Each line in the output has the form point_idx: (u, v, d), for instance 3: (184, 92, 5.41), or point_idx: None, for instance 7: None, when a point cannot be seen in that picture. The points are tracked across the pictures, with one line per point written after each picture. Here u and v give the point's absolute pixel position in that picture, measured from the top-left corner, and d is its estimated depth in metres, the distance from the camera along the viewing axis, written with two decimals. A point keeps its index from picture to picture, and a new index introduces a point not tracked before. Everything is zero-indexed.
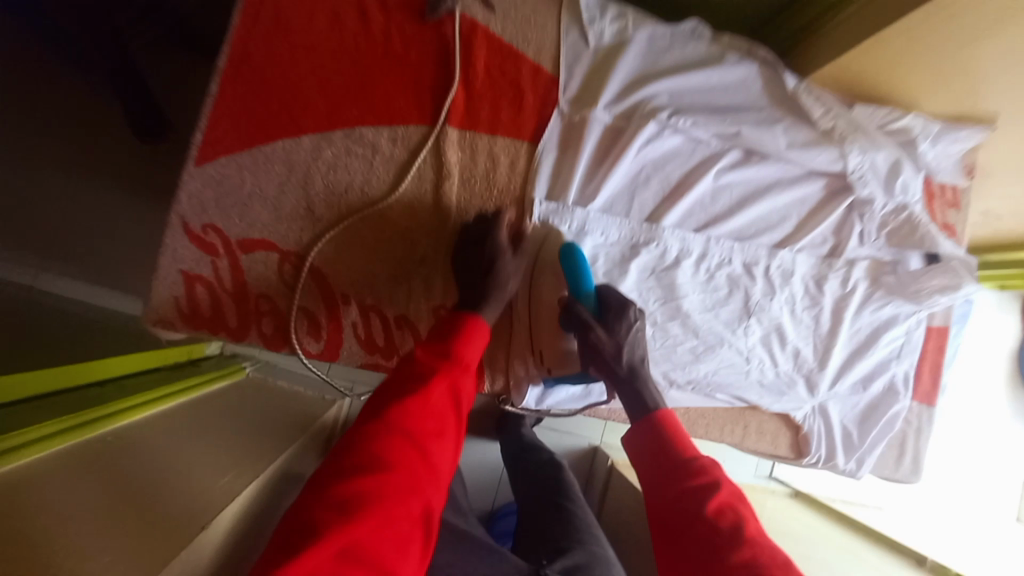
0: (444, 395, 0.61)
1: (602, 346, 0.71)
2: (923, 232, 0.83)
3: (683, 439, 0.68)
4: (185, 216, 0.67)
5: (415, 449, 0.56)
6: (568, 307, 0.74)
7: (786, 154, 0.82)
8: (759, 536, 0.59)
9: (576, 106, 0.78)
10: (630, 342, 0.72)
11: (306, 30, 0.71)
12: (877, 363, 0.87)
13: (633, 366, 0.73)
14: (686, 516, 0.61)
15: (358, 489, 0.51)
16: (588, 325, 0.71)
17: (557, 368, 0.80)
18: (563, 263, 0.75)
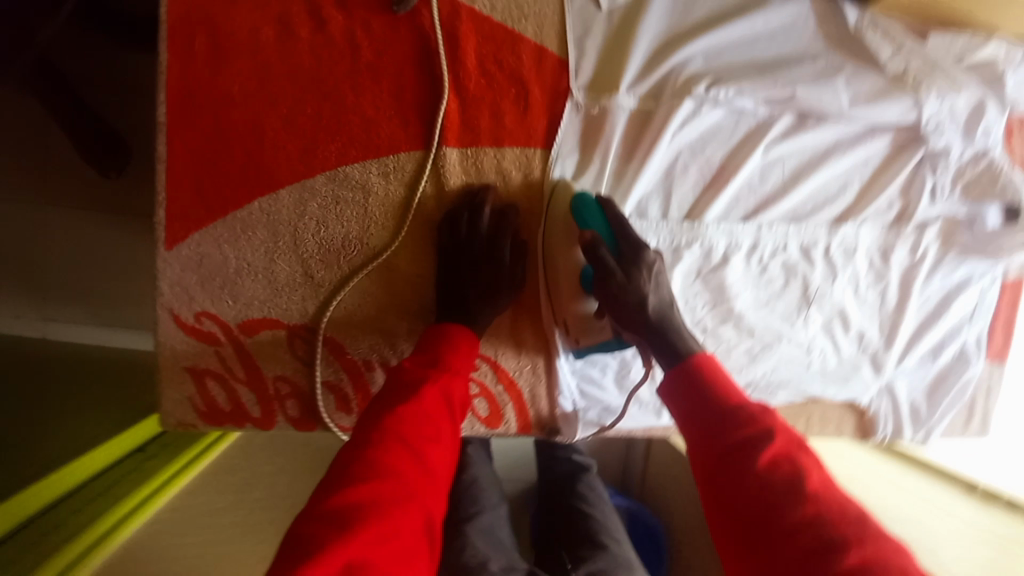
0: (436, 401, 0.57)
1: (629, 290, 0.59)
2: (1006, 181, 0.71)
3: (721, 380, 0.55)
4: (173, 307, 0.61)
5: (411, 455, 0.51)
6: (590, 252, 0.59)
7: (850, 113, 0.68)
8: (828, 489, 0.46)
9: (593, 94, 0.64)
10: (656, 285, 0.61)
11: (254, 57, 0.58)
12: (946, 331, 0.80)
13: (661, 313, 0.61)
14: (735, 474, 0.49)
15: (351, 500, 0.45)
16: (609, 270, 0.59)
17: (584, 337, 0.66)
18: (576, 217, 0.62)
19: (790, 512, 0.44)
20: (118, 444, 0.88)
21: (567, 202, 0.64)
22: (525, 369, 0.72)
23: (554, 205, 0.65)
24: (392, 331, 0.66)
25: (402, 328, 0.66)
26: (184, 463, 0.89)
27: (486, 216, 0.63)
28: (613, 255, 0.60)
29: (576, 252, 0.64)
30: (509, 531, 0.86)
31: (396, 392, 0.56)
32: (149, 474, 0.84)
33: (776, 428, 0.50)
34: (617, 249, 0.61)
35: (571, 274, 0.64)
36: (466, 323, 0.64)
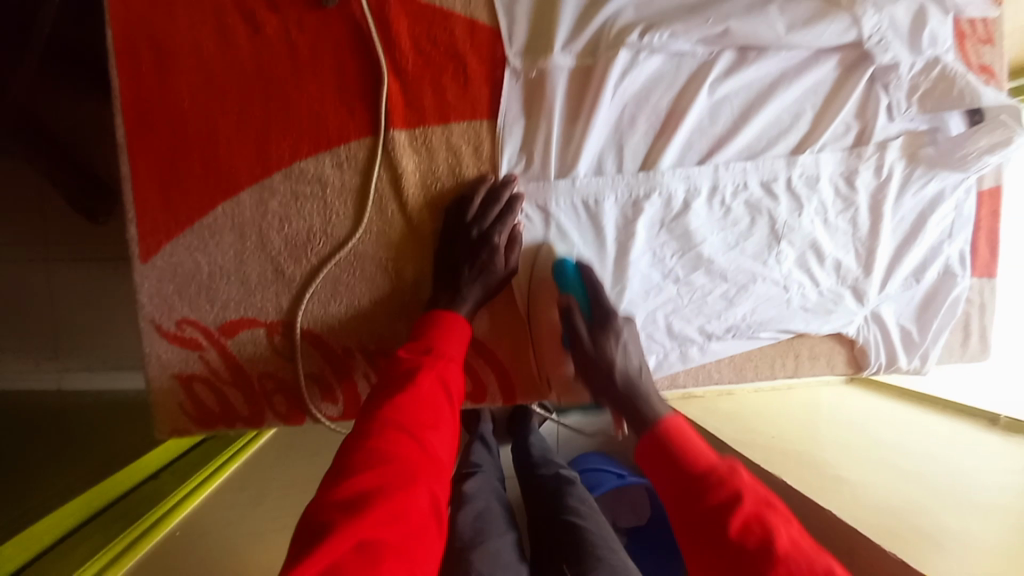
0: (435, 387, 0.60)
1: (599, 353, 0.71)
2: (962, 85, 0.70)
3: (692, 445, 0.62)
4: (154, 318, 0.64)
5: (413, 441, 0.54)
6: (566, 316, 0.72)
7: (788, 40, 0.68)
8: (798, 547, 0.50)
9: (529, 58, 0.66)
10: (625, 351, 0.72)
11: (198, 70, 0.61)
12: (928, 250, 0.80)
13: (628, 377, 0.72)
14: (713, 541, 0.53)
15: (358, 489, 0.48)
16: (581, 333, 0.72)
17: (564, 395, 0.78)
18: (557, 282, 0.71)
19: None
20: (124, 476, 0.88)
21: (550, 269, 0.72)
22: (505, 356, 0.76)
23: (537, 270, 0.72)
24: (368, 317, 0.68)
25: (377, 313, 0.68)
26: (180, 495, 0.87)
27: (474, 209, 0.66)
28: (587, 320, 0.72)
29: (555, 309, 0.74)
30: (518, 556, 0.82)
31: (392, 385, 0.59)
32: (146, 508, 0.83)
33: (747, 495, 0.55)
34: (591, 313, 0.71)
35: (553, 340, 0.75)
36: (451, 302, 0.66)
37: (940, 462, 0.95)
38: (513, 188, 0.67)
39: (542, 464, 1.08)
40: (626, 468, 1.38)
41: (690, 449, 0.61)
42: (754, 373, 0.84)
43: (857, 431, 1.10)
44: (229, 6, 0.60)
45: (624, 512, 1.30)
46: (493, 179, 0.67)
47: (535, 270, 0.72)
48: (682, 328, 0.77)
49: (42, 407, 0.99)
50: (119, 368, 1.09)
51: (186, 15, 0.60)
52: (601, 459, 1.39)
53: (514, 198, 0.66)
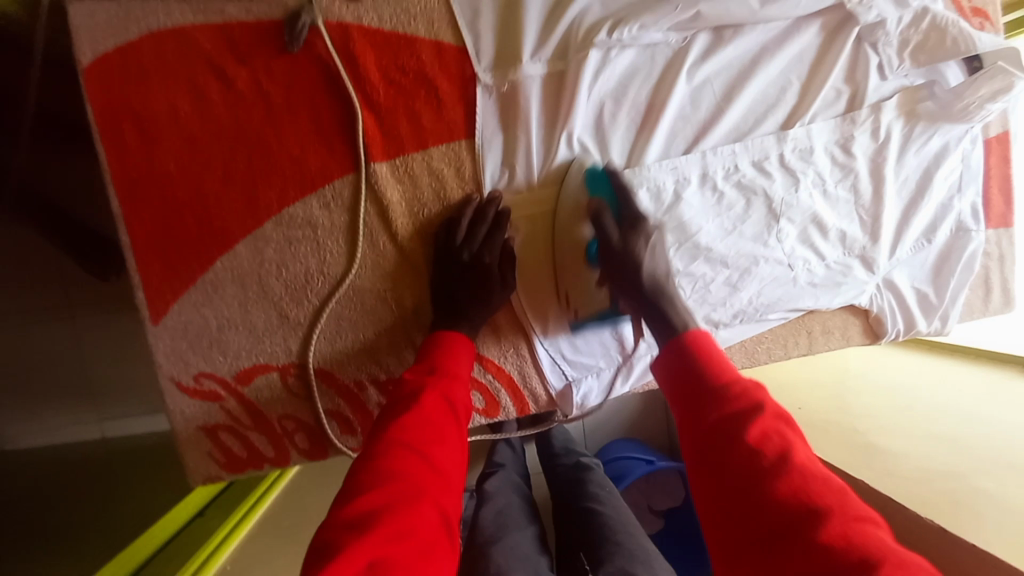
0: (439, 405, 0.60)
1: (628, 254, 0.68)
2: (956, 33, 0.66)
3: (714, 354, 0.62)
4: (173, 376, 0.66)
5: (419, 457, 0.54)
6: (595, 219, 0.68)
7: (763, 14, 0.65)
8: (812, 464, 0.49)
9: (499, 72, 0.65)
10: (652, 254, 0.69)
11: (178, 131, 0.62)
12: (937, 208, 0.77)
13: (656, 280, 0.69)
14: (725, 447, 0.52)
15: (367, 507, 0.48)
16: (611, 236, 0.68)
17: (580, 305, 0.73)
18: (591, 183, 0.68)
19: (770, 487, 0.47)
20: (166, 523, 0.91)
21: (578, 181, 0.68)
22: (513, 368, 0.76)
23: (568, 179, 0.68)
24: (374, 348, 0.69)
25: (383, 343, 0.69)
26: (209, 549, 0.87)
27: (461, 228, 0.66)
28: (617, 223, 0.68)
29: (582, 224, 0.70)
30: (537, 547, 0.83)
31: (399, 404, 0.59)
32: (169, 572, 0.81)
33: (765, 410, 0.54)
34: (620, 215, 0.68)
35: (578, 248, 0.70)
36: (452, 324, 0.68)
37: (977, 421, 0.91)
38: (499, 205, 0.67)
39: (564, 454, 1.12)
40: (655, 454, 1.38)
41: (710, 358, 0.61)
42: (766, 356, 0.83)
43: (886, 394, 1.07)
44: (200, 64, 0.61)
45: (657, 495, 1.30)
46: (478, 200, 0.67)
47: (566, 187, 0.68)
48: None
49: (85, 460, 1.06)
50: (138, 411, 1.13)
51: (160, 81, 0.61)
52: (630, 447, 1.39)
53: (502, 214, 0.66)
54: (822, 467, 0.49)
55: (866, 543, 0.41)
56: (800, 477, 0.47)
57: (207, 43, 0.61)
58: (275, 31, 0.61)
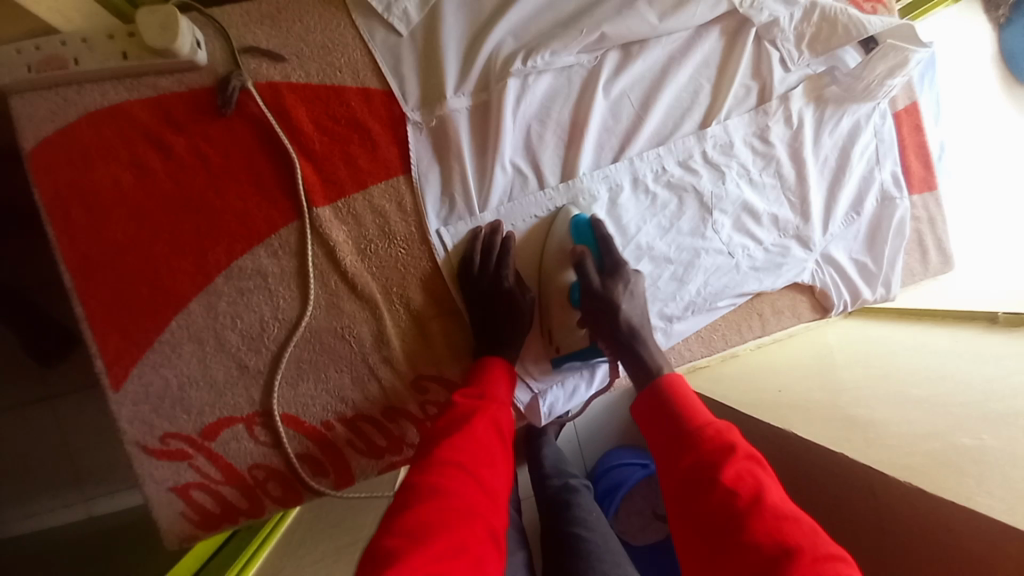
0: (488, 429, 0.64)
1: (606, 298, 0.69)
2: (845, 21, 0.72)
3: (688, 397, 0.66)
4: (138, 440, 0.66)
5: (468, 476, 0.58)
6: (578, 264, 0.69)
7: (664, 28, 0.71)
8: (788, 503, 0.52)
9: (426, 109, 0.69)
10: (630, 299, 0.70)
11: (123, 203, 0.64)
12: (860, 181, 0.81)
13: (632, 324, 0.70)
14: (701, 492, 0.56)
15: (423, 518, 0.51)
16: (592, 283, 0.69)
17: (564, 345, 0.75)
18: (574, 232, 0.71)
19: (743, 531, 0.50)
20: None
21: (566, 227, 0.72)
22: None
23: (555, 227, 0.73)
24: (338, 386, 0.70)
25: (346, 381, 0.70)
26: None
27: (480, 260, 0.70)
28: (598, 270, 0.70)
29: (566, 273, 0.73)
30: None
31: (450, 424, 0.63)
32: None
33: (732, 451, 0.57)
34: (602, 263, 0.71)
35: (562, 298, 0.74)
36: None
37: (943, 376, 0.94)
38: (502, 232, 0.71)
39: (553, 475, 1.10)
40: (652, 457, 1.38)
41: (684, 400, 0.65)
42: (724, 342, 0.86)
43: (859, 364, 1.11)
44: (138, 137, 0.64)
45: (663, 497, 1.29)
46: (483, 232, 0.71)
47: (550, 236, 0.73)
48: None
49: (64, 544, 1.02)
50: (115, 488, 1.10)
51: (103, 157, 0.64)
52: (627, 454, 1.38)
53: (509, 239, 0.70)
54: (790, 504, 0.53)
55: None
56: (773, 519, 0.50)
57: (144, 117, 0.64)
58: (209, 96, 0.65)
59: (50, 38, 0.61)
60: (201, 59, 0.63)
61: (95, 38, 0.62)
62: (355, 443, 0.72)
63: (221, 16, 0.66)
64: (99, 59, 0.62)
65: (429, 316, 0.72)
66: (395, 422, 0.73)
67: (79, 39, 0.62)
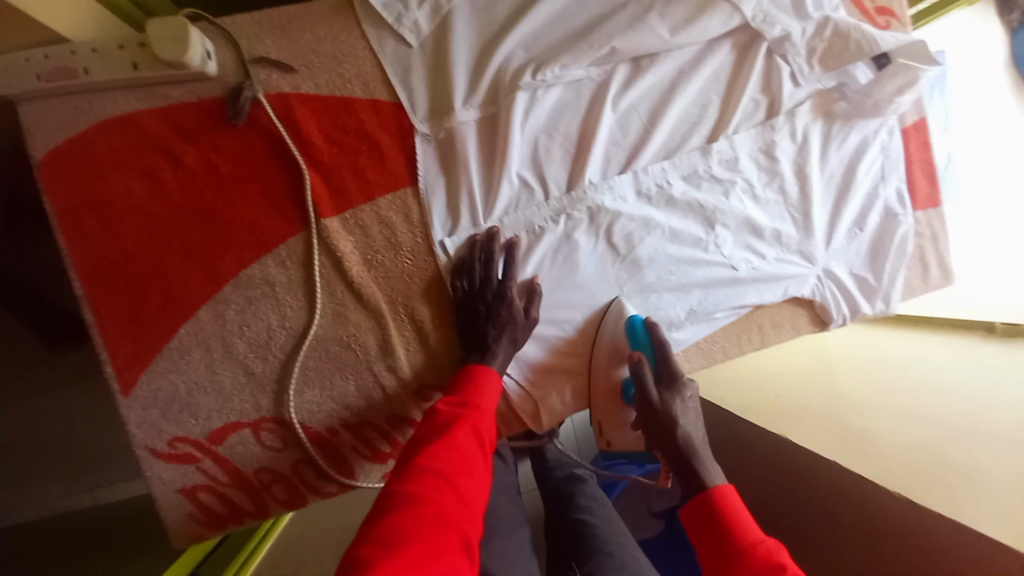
0: (468, 438, 0.61)
1: (662, 412, 0.72)
2: (858, 37, 0.71)
3: (736, 509, 0.65)
4: (147, 444, 0.68)
5: (446, 487, 0.55)
6: (635, 370, 0.72)
7: (675, 42, 0.70)
8: None
9: (435, 121, 0.69)
10: (685, 413, 0.72)
11: (134, 212, 0.65)
12: (865, 197, 0.83)
13: (690, 441, 0.71)
14: None
15: (395, 528, 0.49)
16: (647, 390, 0.72)
17: (613, 435, 0.83)
18: (628, 335, 0.74)
19: None
20: None
21: (621, 322, 0.76)
22: None
23: (608, 321, 0.76)
24: (343, 393, 0.71)
25: (350, 388, 0.71)
26: None
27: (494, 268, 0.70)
28: (655, 380, 0.73)
29: (622, 369, 0.78)
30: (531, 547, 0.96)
31: (431, 431, 0.62)
32: None
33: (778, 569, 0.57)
34: (657, 372, 0.74)
35: (615, 394, 0.79)
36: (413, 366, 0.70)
37: (945, 388, 0.96)
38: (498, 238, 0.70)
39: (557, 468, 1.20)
40: None
41: (732, 513, 0.64)
42: (723, 354, 0.85)
43: (858, 370, 1.12)
44: (149, 147, 0.64)
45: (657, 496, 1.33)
46: (480, 237, 0.70)
47: (605, 332, 0.77)
48: None
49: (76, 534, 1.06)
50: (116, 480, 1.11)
51: (114, 167, 0.64)
52: None
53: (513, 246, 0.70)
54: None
55: None
56: None
57: (155, 128, 0.64)
58: (219, 107, 0.65)
59: (61, 47, 0.61)
60: (211, 70, 0.64)
61: (105, 48, 0.62)
62: (358, 449, 0.74)
63: (231, 25, 0.66)
64: (110, 70, 0.62)
65: (433, 327, 0.73)
66: (397, 429, 0.74)
67: (89, 48, 0.62)
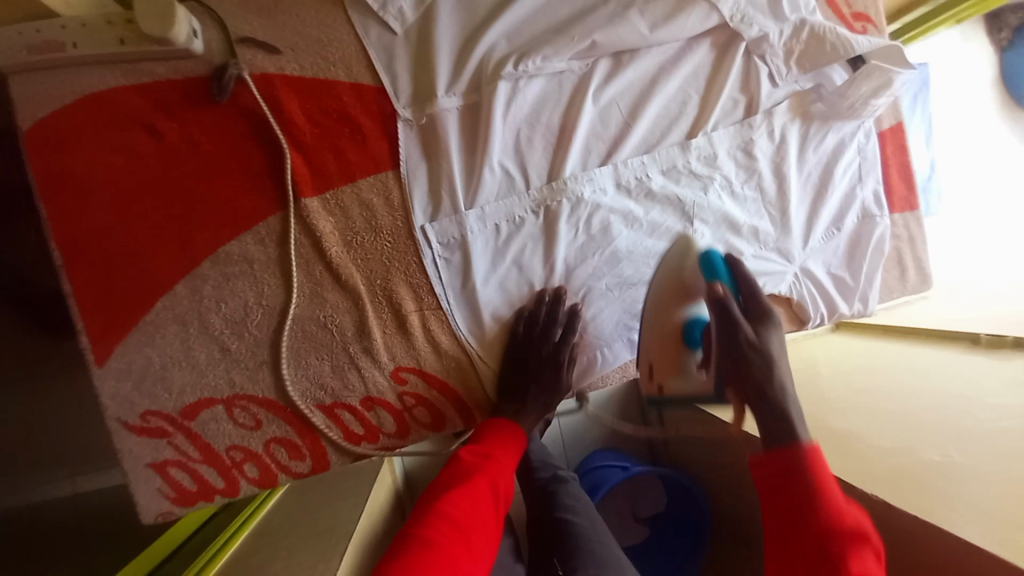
0: (483, 490, 0.84)
1: (761, 345, 0.77)
2: (833, 39, 0.74)
3: (817, 467, 0.74)
4: (120, 417, 0.68)
5: (454, 532, 0.78)
6: (719, 306, 0.77)
7: (654, 38, 0.72)
8: None
9: (417, 106, 0.71)
10: (776, 346, 0.79)
11: (114, 185, 0.66)
12: (842, 198, 0.84)
13: (779, 371, 0.79)
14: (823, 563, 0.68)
15: (410, 560, 0.72)
16: (739, 323, 0.77)
17: (669, 379, 0.83)
18: (711, 270, 0.77)
19: None
20: None
21: (697, 256, 0.78)
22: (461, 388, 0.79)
23: (685, 259, 0.78)
24: (318, 373, 0.72)
25: (326, 368, 0.72)
26: None
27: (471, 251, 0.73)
28: (745, 315, 0.78)
29: (689, 308, 0.81)
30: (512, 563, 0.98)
31: (455, 477, 0.84)
32: None
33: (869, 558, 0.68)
34: (744, 305, 0.78)
35: (682, 336, 0.81)
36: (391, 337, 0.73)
37: (924, 392, 0.97)
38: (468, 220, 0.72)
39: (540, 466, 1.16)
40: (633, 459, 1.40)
41: (817, 470, 0.73)
42: None
43: (840, 376, 1.13)
44: (131, 122, 0.65)
45: (643, 500, 1.35)
46: (460, 217, 0.72)
47: (682, 268, 0.79)
48: (605, 322, 0.82)
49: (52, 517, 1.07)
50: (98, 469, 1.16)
51: (95, 141, 0.65)
52: (609, 454, 1.39)
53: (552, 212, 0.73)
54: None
55: None
56: None
57: (137, 104, 0.65)
58: (203, 85, 0.66)
59: (51, 23, 0.63)
60: (197, 48, 0.65)
61: (93, 24, 0.64)
62: (332, 429, 0.74)
63: (219, 7, 0.68)
64: (95, 45, 0.64)
65: (410, 311, 0.73)
66: (372, 409, 0.74)
67: (78, 24, 0.64)
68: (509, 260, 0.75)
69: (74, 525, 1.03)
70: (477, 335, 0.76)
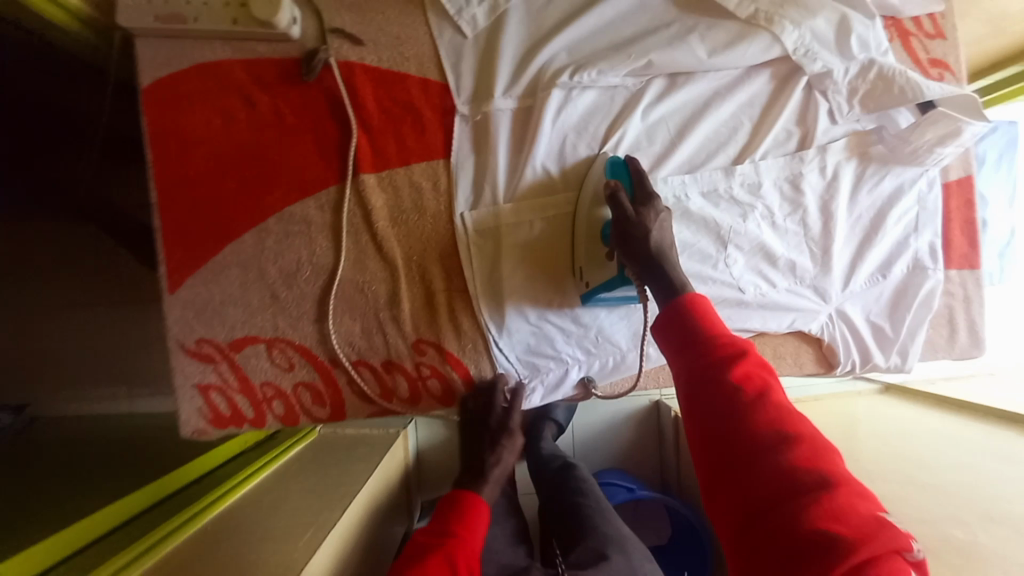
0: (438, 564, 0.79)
1: (636, 224, 0.68)
2: (902, 82, 0.72)
3: (709, 315, 0.68)
4: (179, 339, 0.78)
5: None
6: (610, 197, 0.70)
7: (711, 63, 0.74)
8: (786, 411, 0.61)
9: (475, 104, 0.77)
10: (660, 229, 0.69)
11: (209, 141, 0.76)
12: (894, 245, 0.81)
13: (662, 251, 0.69)
14: (755, 454, 0.58)
15: None
16: (623, 210, 0.69)
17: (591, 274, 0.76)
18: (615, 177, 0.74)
19: (794, 484, 0.55)
20: (175, 478, 0.94)
21: (602, 169, 0.76)
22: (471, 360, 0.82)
23: (591, 171, 0.77)
24: (349, 332, 0.79)
25: (356, 328, 0.79)
26: (206, 501, 0.88)
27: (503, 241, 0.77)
28: (630, 201, 0.70)
29: (604, 209, 0.75)
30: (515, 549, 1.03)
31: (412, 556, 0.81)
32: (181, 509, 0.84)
33: (797, 418, 0.61)
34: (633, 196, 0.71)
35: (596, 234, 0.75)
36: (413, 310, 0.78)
37: (967, 466, 0.91)
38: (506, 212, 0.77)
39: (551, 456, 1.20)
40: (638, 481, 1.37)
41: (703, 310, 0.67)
42: None
43: (877, 439, 1.08)
44: (231, 90, 0.76)
45: (646, 530, 1.35)
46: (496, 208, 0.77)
47: (585, 183, 0.77)
48: (624, 332, 0.85)
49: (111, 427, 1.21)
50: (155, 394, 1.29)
51: (200, 102, 0.76)
52: (614, 474, 1.37)
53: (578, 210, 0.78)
54: (807, 428, 0.60)
55: (859, 508, 0.53)
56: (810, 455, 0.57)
57: (238, 75, 0.76)
58: (295, 65, 0.76)
59: None
60: (294, 33, 0.74)
61: (212, 3, 0.74)
62: (353, 385, 0.81)
63: None
64: (212, 21, 0.73)
65: (438, 290, 0.79)
66: (390, 373, 0.80)
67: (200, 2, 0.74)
68: (538, 257, 0.79)
69: (129, 437, 1.17)
70: (497, 322, 0.80)
